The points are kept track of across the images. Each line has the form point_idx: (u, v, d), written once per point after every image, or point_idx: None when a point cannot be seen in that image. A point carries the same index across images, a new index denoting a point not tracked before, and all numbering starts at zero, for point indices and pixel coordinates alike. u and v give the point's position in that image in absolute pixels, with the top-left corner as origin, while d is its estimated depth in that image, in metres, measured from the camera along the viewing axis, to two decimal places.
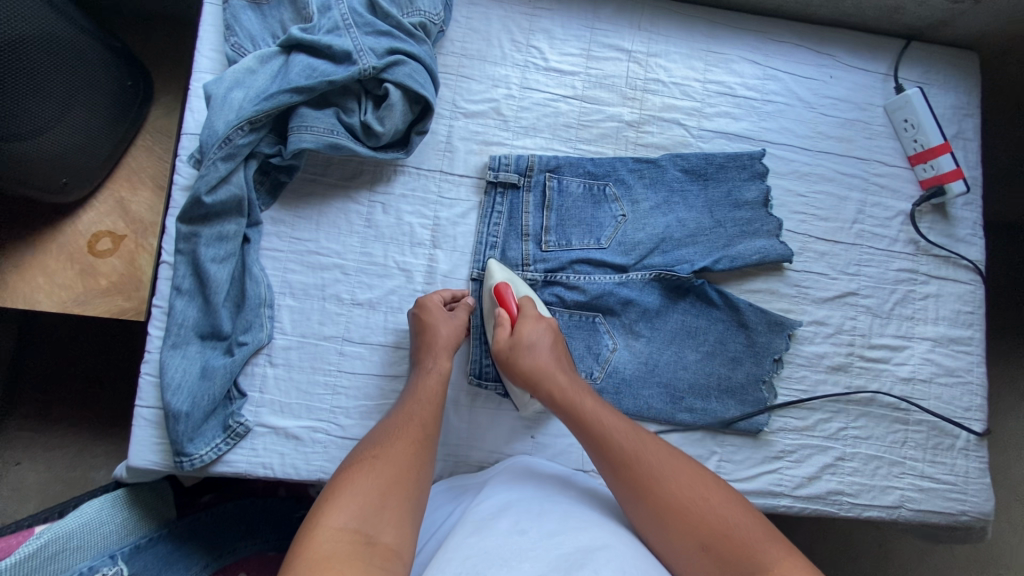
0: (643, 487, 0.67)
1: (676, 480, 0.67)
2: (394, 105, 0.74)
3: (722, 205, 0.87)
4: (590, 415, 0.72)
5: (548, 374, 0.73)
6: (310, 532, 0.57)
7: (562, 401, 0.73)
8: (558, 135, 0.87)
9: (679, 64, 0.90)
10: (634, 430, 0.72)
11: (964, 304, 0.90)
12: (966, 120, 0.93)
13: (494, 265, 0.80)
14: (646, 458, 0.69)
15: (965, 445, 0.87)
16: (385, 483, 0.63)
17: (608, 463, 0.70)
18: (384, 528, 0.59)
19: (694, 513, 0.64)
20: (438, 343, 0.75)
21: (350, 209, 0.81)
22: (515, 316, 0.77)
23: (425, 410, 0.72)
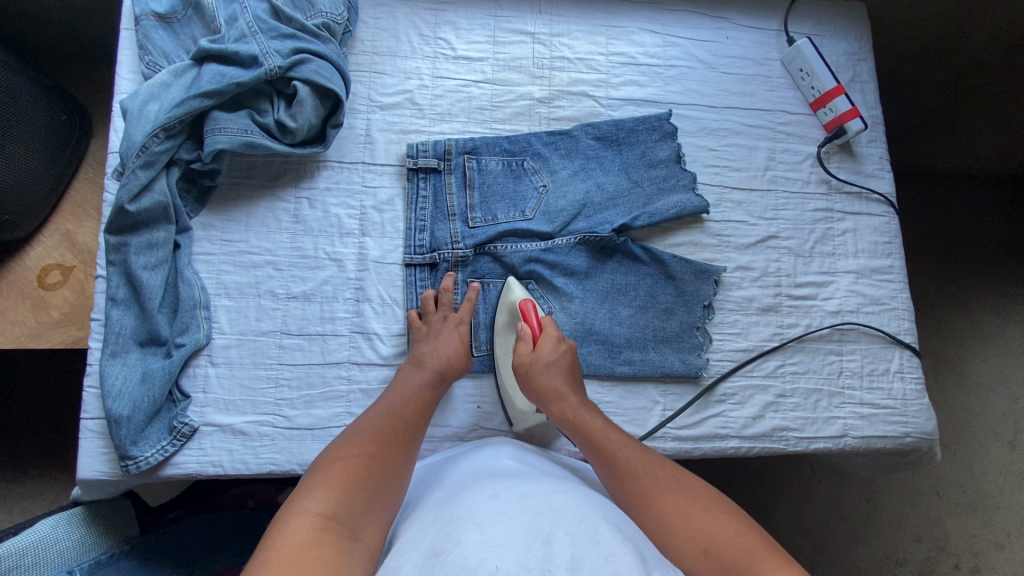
0: (651, 499, 0.64)
1: (683, 497, 0.64)
2: (304, 101, 0.78)
3: (638, 166, 0.92)
4: (602, 435, 0.71)
5: (558, 395, 0.74)
6: (285, 521, 0.55)
7: (573, 420, 0.72)
8: (473, 118, 0.90)
9: (582, 41, 0.95)
10: (639, 450, 0.70)
11: (880, 236, 0.94)
12: (860, 64, 0.99)
13: (513, 282, 0.83)
14: (652, 473, 0.66)
15: (899, 369, 0.90)
16: (372, 485, 0.61)
17: (614, 480, 0.67)
18: (365, 525, 0.58)
19: (695, 526, 0.60)
20: (443, 362, 0.77)
21: (277, 207, 0.84)
22: (537, 332, 0.79)
23: (418, 412, 0.71)
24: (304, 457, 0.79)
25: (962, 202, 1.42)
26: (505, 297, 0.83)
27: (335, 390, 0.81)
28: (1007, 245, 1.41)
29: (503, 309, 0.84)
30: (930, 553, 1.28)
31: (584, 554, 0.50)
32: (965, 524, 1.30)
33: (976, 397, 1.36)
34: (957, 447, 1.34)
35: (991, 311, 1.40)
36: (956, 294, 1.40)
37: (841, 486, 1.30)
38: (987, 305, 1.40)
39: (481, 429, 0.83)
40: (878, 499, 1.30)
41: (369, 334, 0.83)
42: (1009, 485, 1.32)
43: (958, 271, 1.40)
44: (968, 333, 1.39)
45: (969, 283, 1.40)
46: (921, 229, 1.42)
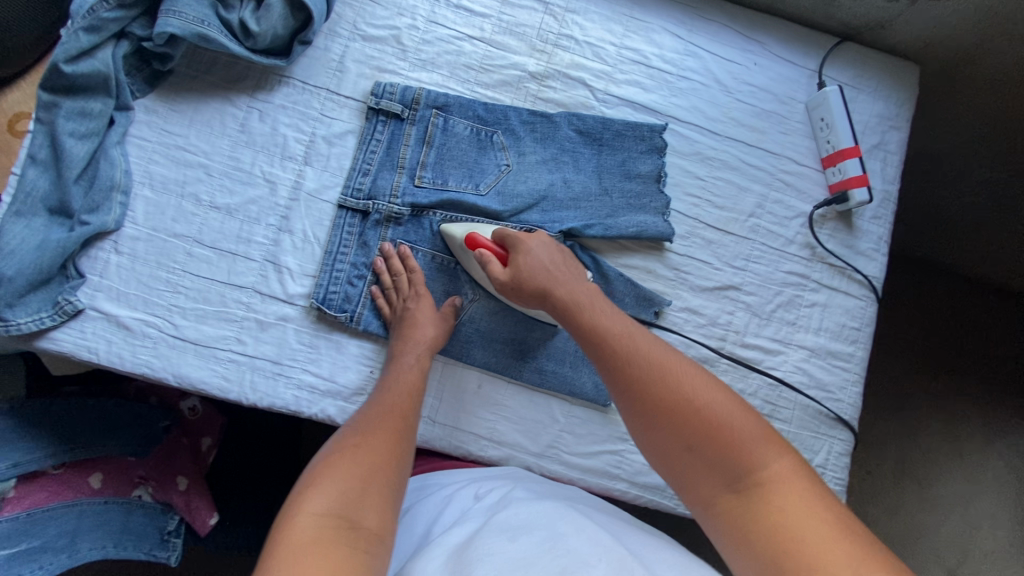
0: (637, 386, 0.61)
1: (670, 378, 0.60)
2: (272, 7, 0.74)
3: (613, 173, 0.85)
4: (591, 316, 0.67)
5: (554, 283, 0.70)
6: (284, 525, 0.52)
7: (562, 303, 0.69)
8: (456, 75, 0.84)
9: (597, 25, 0.87)
10: (627, 324, 0.67)
11: (850, 319, 0.86)
12: (890, 132, 0.89)
13: (449, 226, 0.78)
14: (641, 352, 0.63)
15: (823, 463, 0.84)
16: (366, 474, 0.59)
17: (602, 360, 0.64)
18: (367, 513, 0.56)
19: (681, 409, 0.58)
20: (423, 347, 0.74)
21: (226, 111, 0.80)
22: (504, 251, 0.73)
23: (405, 403, 0.70)
24: (180, 370, 0.76)
25: (967, 306, 1.35)
26: (452, 243, 0.78)
27: (230, 313, 0.78)
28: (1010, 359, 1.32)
29: (457, 254, 0.79)
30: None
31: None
32: None
33: (932, 516, 1.27)
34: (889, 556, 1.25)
35: (976, 433, 1.30)
36: (933, 396, 1.32)
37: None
38: (972, 417, 1.31)
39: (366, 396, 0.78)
40: None
41: (280, 267, 0.79)
42: None
43: (943, 377, 1.33)
44: (939, 436, 1.31)
45: (952, 390, 1.32)
46: (910, 320, 1.35)
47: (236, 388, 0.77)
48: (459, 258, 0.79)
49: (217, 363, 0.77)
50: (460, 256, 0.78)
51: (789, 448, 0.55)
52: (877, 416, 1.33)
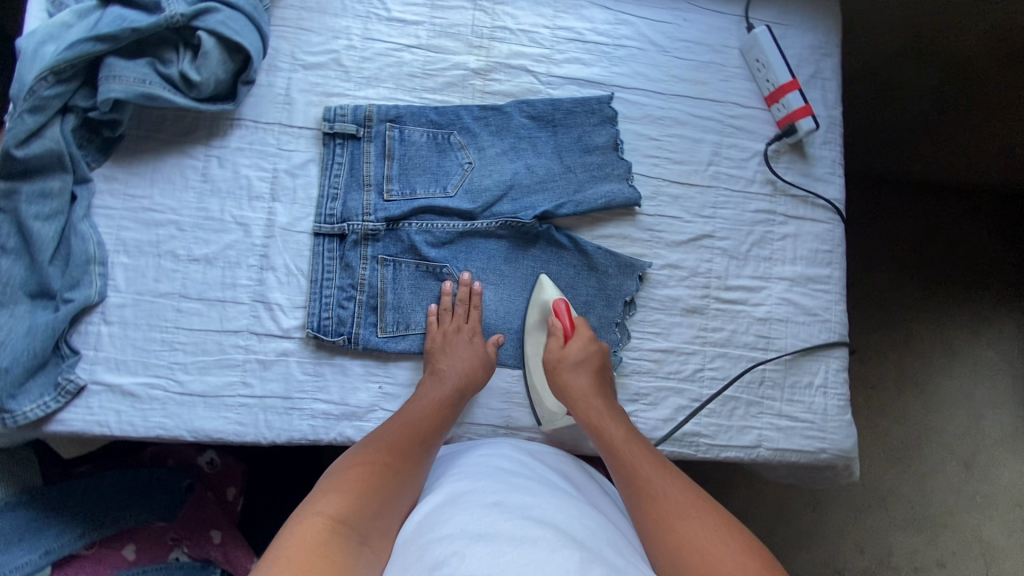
0: (658, 514, 0.64)
1: (691, 516, 0.63)
2: (209, 54, 0.73)
3: (572, 150, 0.88)
4: (619, 443, 0.72)
5: (581, 398, 0.77)
6: (295, 522, 0.56)
7: (595, 425, 0.75)
8: (402, 85, 0.85)
9: (527, 12, 0.89)
10: (659, 460, 0.71)
11: (822, 243, 0.90)
12: (824, 60, 0.93)
13: (545, 279, 0.84)
14: (666, 486, 0.66)
15: (824, 383, 0.87)
16: (382, 491, 0.61)
17: (625, 484, 0.69)
18: (374, 524, 0.58)
19: (675, 523, 0.62)
20: (458, 374, 0.76)
21: (185, 164, 0.81)
22: (568, 330, 0.81)
23: (429, 423, 0.72)
24: (194, 424, 0.77)
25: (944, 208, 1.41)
26: (537, 294, 0.84)
27: (232, 359, 0.79)
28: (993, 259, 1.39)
29: (532, 308, 0.84)
30: (871, 564, 1.29)
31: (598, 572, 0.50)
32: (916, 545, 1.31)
33: (939, 417, 1.37)
34: (911, 458, 1.35)
35: (966, 330, 1.39)
36: (922, 299, 1.40)
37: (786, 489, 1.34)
38: (963, 317, 1.39)
39: (379, 411, 0.80)
40: (835, 520, 1.32)
41: (270, 304, 0.80)
42: (970, 514, 1.32)
43: (929, 282, 1.40)
44: (935, 341, 1.39)
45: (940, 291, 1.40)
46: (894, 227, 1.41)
47: (252, 430, 0.78)
48: (533, 311, 0.84)
49: (228, 409, 0.78)
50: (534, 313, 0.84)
51: None
52: (875, 333, 1.40)
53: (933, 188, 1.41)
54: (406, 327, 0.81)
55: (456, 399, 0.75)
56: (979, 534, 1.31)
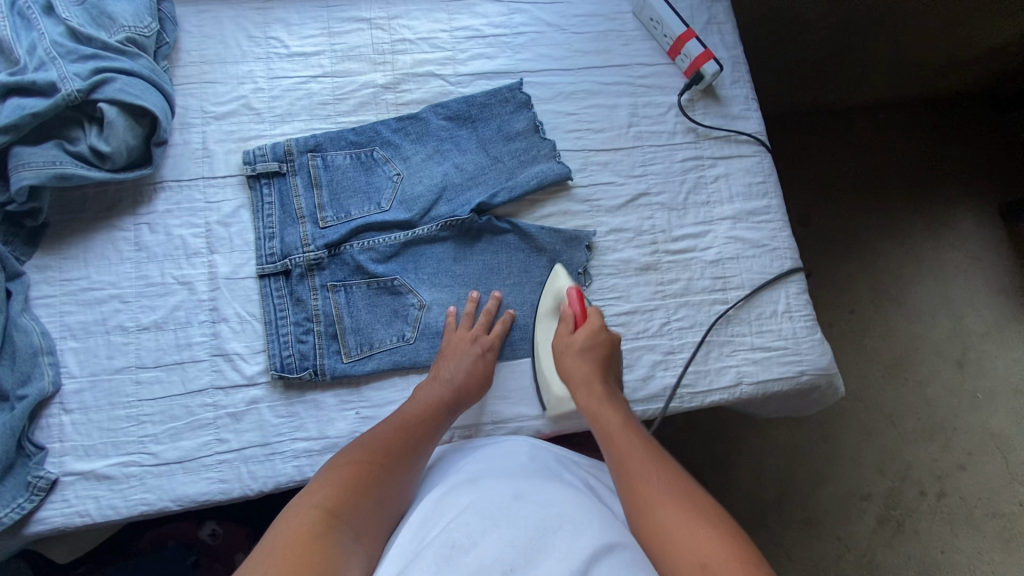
0: (643, 497, 0.61)
1: (679, 501, 0.60)
2: (114, 122, 0.74)
3: (495, 141, 0.89)
4: (615, 430, 0.70)
5: (582, 385, 0.75)
6: (287, 512, 0.58)
7: (594, 414, 0.73)
8: (316, 115, 0.86)
9: (423, 20, 0.91)
10: (654, 449, 0.68)
11: (753, 177, 0.92)
12: (714, 6, 0.97)
13: (559, 270, 0.85)
14: (657, 470, 0.64)
15: (787, 309, 0.89)
16: (372, 491, 0.62)
17: (616, 466, 0.66)
18: (359, 524, 0.59)
19: (682, 551, 0.55)
20: (458, 376, 0.76)
21: (117, 237, 0.80)
22: (578, 315, 0.81)
23: (423, 423, 0.72)
24: (177, 491, 0.76)
25: (879, 133, 1.68)
26: (551, 283, 0.85)
27: (202, 418, 0.78)
28: (927, 173, 1.64)
29: (546, 295, 0.85)
30: (893, 483, 1.43)
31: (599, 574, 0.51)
32: (926, 448, 1.46)
33: (919, 321, 1.55)
34: (907, 374, 1.51)
35: (925, 235, 1.61)
36: (881, 215, 1.63)
37: (801, 429, 1.46)
38: (917, 225, 1.62)
39: None
40: (836, 443, 1.45)
41: (229, 355, 0.79)
42: (964, 404, 1.49)
43: (886, 195, 1.64)
44: (899, 251, 1.61)
45: (891, 206, 1.63)
46: (838, 152, 1.67)
47: (238, 484, 0.77)
48: (547, 296, 0.85)
49: (209, 469, 0.77)
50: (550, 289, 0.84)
51: None
52: (846, 258, 1.60)
53: (864, 120, 1.68)
54: (370, 347, 0.80)
55: (454, 402, 0.75)
56: (986, 427, 1.47)
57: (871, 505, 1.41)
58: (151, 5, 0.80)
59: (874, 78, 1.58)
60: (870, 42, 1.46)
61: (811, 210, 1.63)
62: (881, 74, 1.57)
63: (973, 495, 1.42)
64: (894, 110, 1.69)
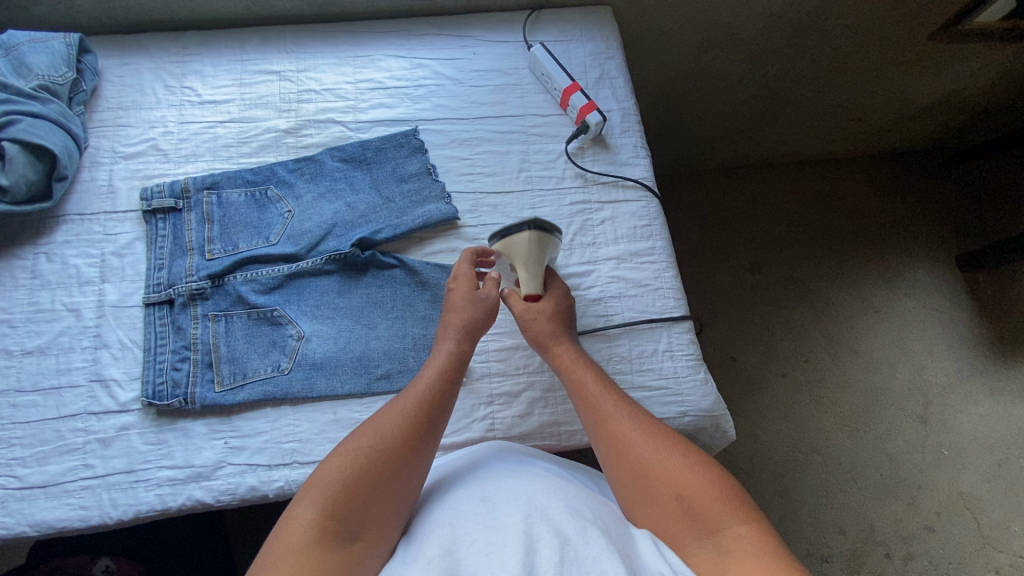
0: (620, 442, 0.69)
1: (653, 441, 0.68)
2: (14, 158, 0.80)
3: (388, 182, 0.94)
4: (588, 385, 0.75)
5: (547, 343, 0.80)
6: (283, 523, 0.58)
7: (565, 367, 0.78)
8: (219, 156, 0.92)
9: (329, 73, 0.99)
10: (624, 401, 0.73)
11: (639, 219, 0.95)
12: (607, 62, 1.03)
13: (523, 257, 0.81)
14: (630, 418, 0.71)
15: (670, 348, 0.89)
16: (374, 483, 0.62)
17: (592, 419, 0.73)
18: (363, 525, 0.59)
19: (663, 485, 0.64)
20: (470, 325, 0.79)
21: (14, 265, 0.85)
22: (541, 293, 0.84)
23: (427, 410, 0.70)
24: (35, 517, 0.76)
25: (821, 181, 1.73)
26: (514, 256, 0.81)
27: (71, 443, 0.79)
28: (878, 221, 1.67)
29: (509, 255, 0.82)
30: (855, 543, 1.36)
31: (573, 562, 0.54)
32: (889, 507, 1.40)
33: (877, 373, 1.52)
34: (866, 429, 1.47)
35: (878, 285, 1.61)
36: (834, 258, 1.64)
37: (750, 483, 1.42)
38: (868, 270, 1.63)
39: (227, 466, 0.79)
40: (793, 496, 1.41)
41: (106, 381, 0.81)
42: (928, 461, 1.43)
43: (836, 241, 1.66)
44: (850, 297, 1.60)
45: (841, 252, 1.65)
46: (782, 196, 1.71)
47: (97, 512, 0.76)
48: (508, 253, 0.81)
49: (71, 495, 0.77)
50: (513, 253, 0.80)
51: (759, 519, 0.60)
52: (796, 305, 1.60)
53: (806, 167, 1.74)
54: (243, 377, 0.82)
55: (462, 364, 0.76)
56: (954, 487, 1.41)
57: (833, 568, 1.34)
58: (69, 57, 0.88)
59: (807, 132, 1.63)
60: (797, 99, 1.51)
61: (758, 255, 1.65)
62: (812, 130, 1.62)
63: (943, 561, 1.34)
64: (835, 163, 1.74)
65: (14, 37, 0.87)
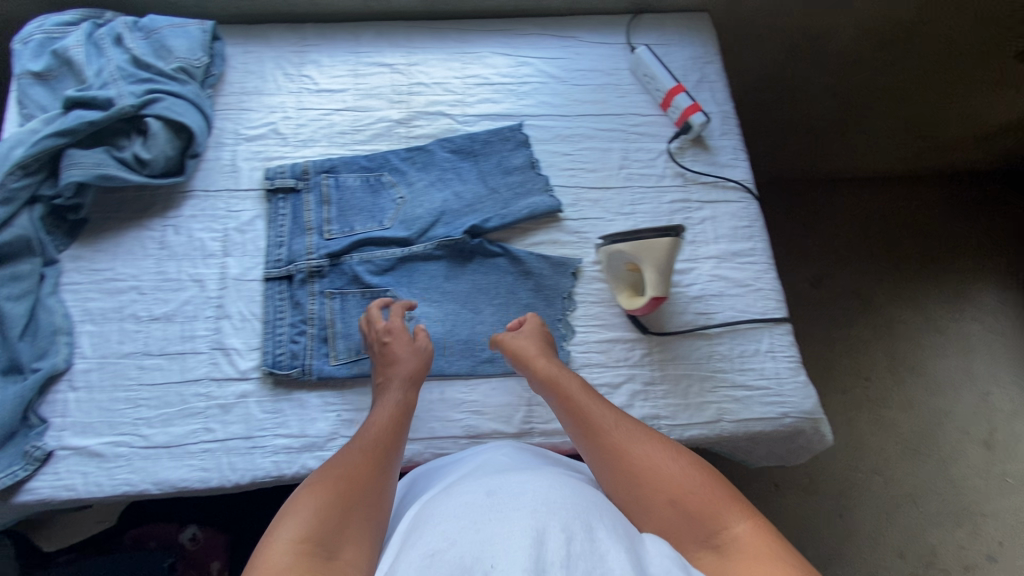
0: (616, 449, 0.68)
1: (646, 447, 0.67)
2: (156, 134, 0.85)
3: (494, 174, 0.97)
4: (575, 396, 0.75)
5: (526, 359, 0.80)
6: (262, 548, 0.55)
7: (549, 381, 0.77)
8: (335, 142, 0.96)
9: (438, 67, 1.02)
10: (610, 409, 0.73)
11: (739, 220, 0.96)
12: (706, 66, 1.05)
13: (650, 261, 0.80)
14: (621, 426, 0.70)
15: (770, 349, 0.90)
16: (347, 507, 0.60)
17: (581, 430, 0.72)
18: (345, 545, 0.58)
19: (662, 486, 0.63)
20: (414, 368, 0.79)
21: (144, 236, 0.89)
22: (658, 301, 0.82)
23: (390, 436, 0.71)
24: (159, 475, 0.79)
25: (888, 199, 1.69)
26: (643, 256, 0.81)
27: (193, 407, 0.82)
28: (943, 244, 1.64)
29: (636, 253, 0.81)
30: (918, 570, 1.32)
31: (579, 556, 0.52)
32: (953, 534, 1.35)
33: (940, 397, 1.49)
34: (929, 452, 1.43)
35: (943, 307, 1.58)
36: (898, 279, 1.60)
37: (806, 500, 1.38)
38: (933, 293, 1.59)
39: (340, 438, 0.81)
40: (851, 515, 1.37)
41: (227, 349, 0.85)
42: (993, 489, 1.39)
43: (902, 261, 1.63)
44: (913, 319, 1.57)
45: (904, 274, 1.61)
46: (850, 213, 1.68)
47: (216, 474, 0.79)
48: (636, 250, 0.81)
49: (192, 457, 0.80)
50: (642, 250, 0.80)
51: (761, 514, 0.61)
52: (857, 322, 1.56)
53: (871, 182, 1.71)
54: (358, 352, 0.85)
55: (412, 403, 0.76)
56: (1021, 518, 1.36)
57: None
58: (205, 43, 0.93)
59: (883, 148, 1.60)
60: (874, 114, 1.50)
61: (825, 270, 1.62)
62: (887, 146, 1.60)
63: None
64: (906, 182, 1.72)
65: (156, 21, 0.93)
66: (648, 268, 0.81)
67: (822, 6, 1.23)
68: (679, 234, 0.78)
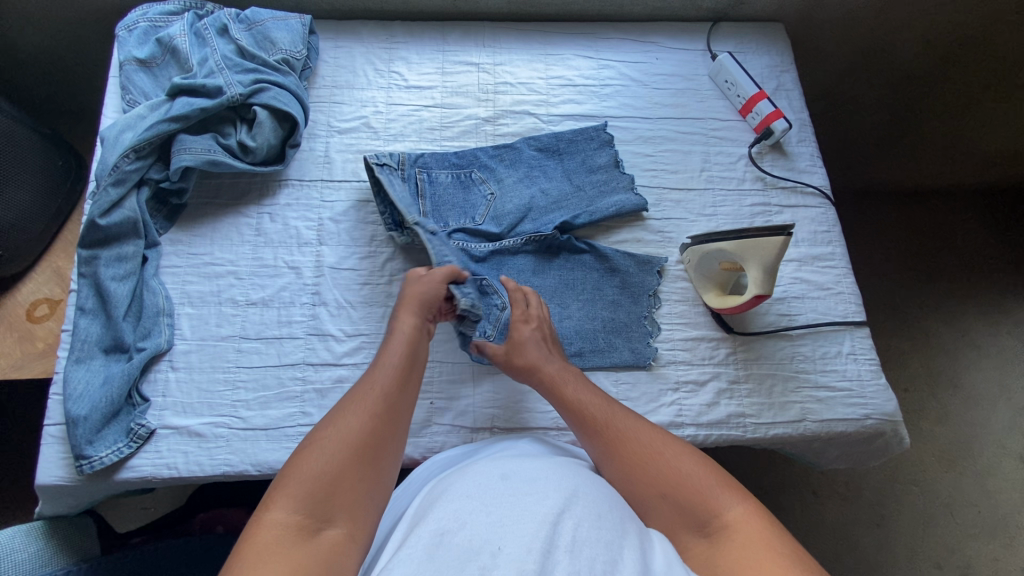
0: (615, 446, 0.69)
1: (644, 441, 0.68)
2: (263, 122, 0.87)
3: (579, 172, 0.99)
4: (573, 396, 0.75)
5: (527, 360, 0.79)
6: (252, 526, 0.53)
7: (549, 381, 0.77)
8: (424, 137, 0.98)
9: (523, 68, 1.05)
10: (609, 406, 0.74)
11: (818, 225, 0.98)
12: (783, 75, 1.07)
13: (754, 260, 0.82)
14: (618, 424, 0.71)
15: (852, 351, 0.91)
16: (336, 473, 0.58)
17: (581, 427, 0.73)
18: (336, 514, 0.56)
19: (657, 480, 0.64)
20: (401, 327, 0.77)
21: (241, 222, 0.91)
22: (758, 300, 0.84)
23: (388, 388, 0.69)
24: (259, 457, 0.80)
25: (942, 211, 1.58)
26: (745, 256, 0.83)
27: (291, 391, 0.83)
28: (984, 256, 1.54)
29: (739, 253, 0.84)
30: None
31: (584, 542, 0.51)
32: (986, 546, 1.30)
33: (974, 409, 1.43)
34: (965, 464, 1.37)
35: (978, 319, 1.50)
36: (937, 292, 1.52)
37: (845, 508, 1.33)
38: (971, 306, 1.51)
39: (434, 425, 0.83)
40: (888, 525, 1.32)
41: (324, 335, 0.86)
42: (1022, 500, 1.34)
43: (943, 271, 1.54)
44: (948, 330, 1.50)
45: (946, 287, 1.53)
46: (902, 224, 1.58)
47: None
48: (738, 249, 0.84)
49: (290, 440, 0.81)
50: (745, 248, 0.83)
51: (756, 502, 0.60)
52: (891, 334, 1.50)
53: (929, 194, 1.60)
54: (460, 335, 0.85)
55: (407, 356, 0.74)
56: None
57: None
58: (305, 35, 0.95)
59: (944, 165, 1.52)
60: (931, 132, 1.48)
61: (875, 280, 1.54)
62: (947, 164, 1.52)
63: None
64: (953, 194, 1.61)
65: (259, 14, 0.95)
66: (751, 267, 0.83)
67: (888, 22, 1.26)
68: (788, 235, 0.79)
